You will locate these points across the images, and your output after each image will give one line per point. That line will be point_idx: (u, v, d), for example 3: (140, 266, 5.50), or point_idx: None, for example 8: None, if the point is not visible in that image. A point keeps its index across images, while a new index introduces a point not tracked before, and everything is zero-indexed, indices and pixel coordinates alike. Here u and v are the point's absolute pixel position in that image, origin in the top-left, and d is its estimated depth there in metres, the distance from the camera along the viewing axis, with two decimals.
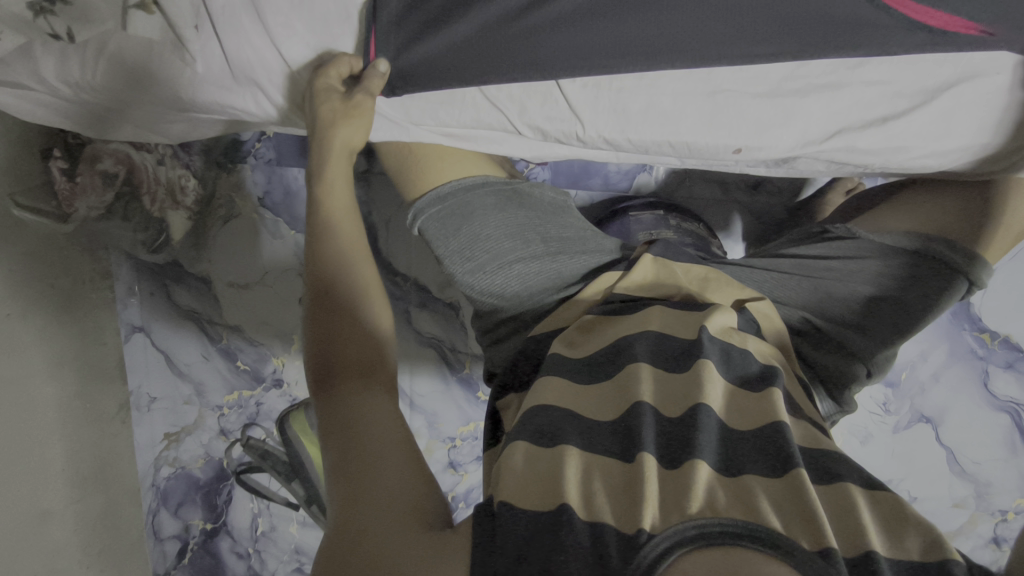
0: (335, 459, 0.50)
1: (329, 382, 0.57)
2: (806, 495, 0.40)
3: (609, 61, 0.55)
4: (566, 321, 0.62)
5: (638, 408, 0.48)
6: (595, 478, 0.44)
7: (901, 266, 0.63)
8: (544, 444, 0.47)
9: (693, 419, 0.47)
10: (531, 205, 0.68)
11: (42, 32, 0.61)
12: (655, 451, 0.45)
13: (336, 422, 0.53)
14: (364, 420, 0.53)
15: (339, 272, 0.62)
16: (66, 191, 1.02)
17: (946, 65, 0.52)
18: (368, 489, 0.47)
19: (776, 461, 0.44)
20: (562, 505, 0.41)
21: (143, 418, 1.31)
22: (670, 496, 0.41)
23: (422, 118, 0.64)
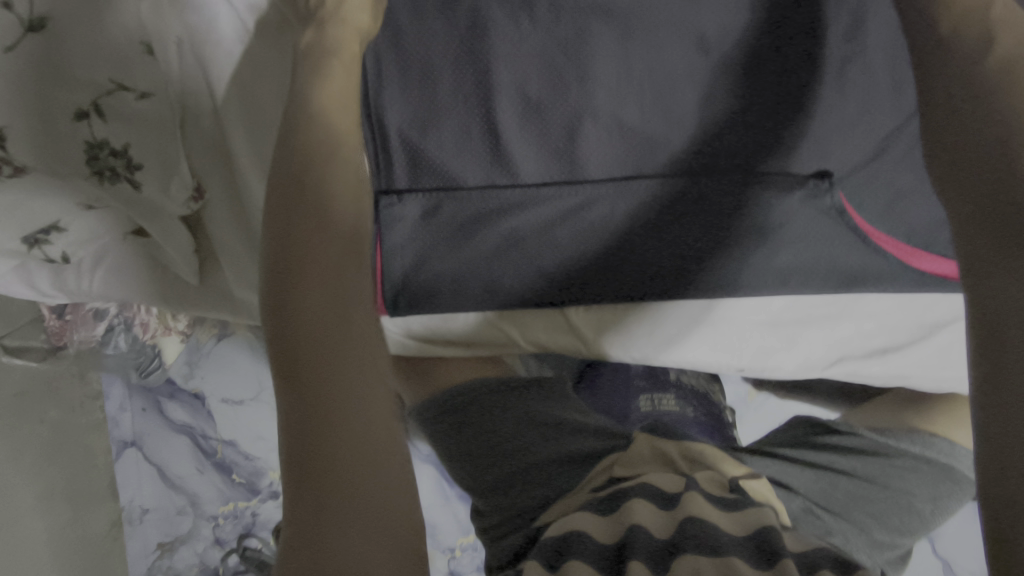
0: (295, 419, 0.36)
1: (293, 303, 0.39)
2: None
3: (619, 287, 0.57)
4: (565, 505, 0.59)
5: (631, 531, 0.49)
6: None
7: (911, 467, 0.64)
8: (546, 559, 0.47)
9: (682, 533, 0.48)
10: (528, 396, 0.74)
11: (37, 258, 0.59)
12: (645, 557, 0.46)
13: (300, 367, 0.38)
14: (336, 379, 0.37)
15: (316, 179, 0.44)
16: (56, 328, 1.02)
17: (945, 303, 0.54)
18: (339, 492, 0.34)
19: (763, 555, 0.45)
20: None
21: (136, 531, 1.23)
22: None
23: (422, 330, 0.63)
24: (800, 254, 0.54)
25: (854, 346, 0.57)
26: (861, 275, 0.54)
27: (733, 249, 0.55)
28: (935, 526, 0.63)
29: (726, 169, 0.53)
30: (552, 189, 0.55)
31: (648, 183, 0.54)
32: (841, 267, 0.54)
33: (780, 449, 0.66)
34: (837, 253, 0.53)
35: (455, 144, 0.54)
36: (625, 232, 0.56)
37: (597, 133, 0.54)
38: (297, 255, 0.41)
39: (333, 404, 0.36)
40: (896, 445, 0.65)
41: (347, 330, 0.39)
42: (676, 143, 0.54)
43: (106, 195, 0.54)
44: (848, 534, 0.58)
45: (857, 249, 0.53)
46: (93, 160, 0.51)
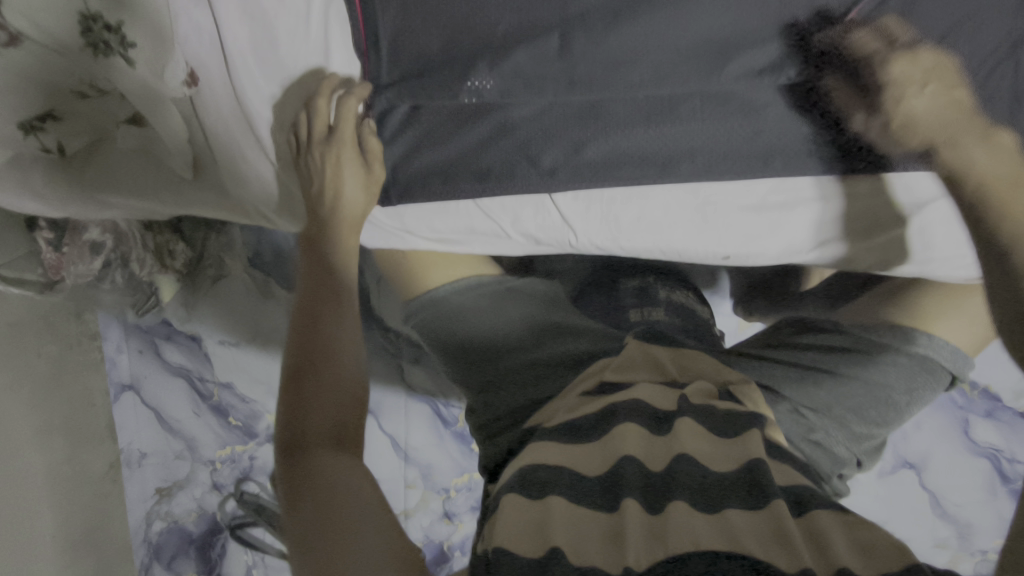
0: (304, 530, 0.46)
1: (300, 452, 0.51)
2: (781, 526, 0.44)
3: (607, 176, 0.58)
4: (555, 405, 0.61)
5: (624, 462, 0.50)
6: (579, 532, 0.46)
7: (891, 361, 0.64)
8: (533, 494, 0.49)
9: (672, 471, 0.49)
10: (520, 300, 0.74)
11: (33, 147, 0.60)
12: (637, 496, 0.48)
13: (307, 495, 0.48)
14: (332, 497, 0.47)
15: (322, 316, 0.59)
16: (53, 260, 0.99)
17: (925, 184, 0.55)
18: (344, 547, 0.43)
19: (753, 497, 0.47)
20: (552, 549, 0.43)
21: (134, 475, 1.26)
22: (648, 533, 0.45)
23: (417, 226, 0.65)
24: (782, 132, 0.55)
25: (837, 233, 0.59)
26: (854, 150, 0.54)
27: (726, 130, 0.55)
28: (908, 416, 0.64)
29: (724, 50, 0.53)
30: (546, 76, 0.55)
31: (644, 65, 0.54)
32: (823, 146, 0.55)
33: (763, 351, 0.68)
34: (822, 132, 0.55)
35: (448, 35, 0.55)
36: (618, 120, 0.56)
37: (597, 15, 0.53)
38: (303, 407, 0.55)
39: (336, 507, 0.46)
40: (878, 340, 0.65)
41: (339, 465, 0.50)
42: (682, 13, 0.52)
43: (104, 75, 0.54)
44: (829, 429, 0.60)
45: (832, 126, 0.54)
46: (87, 32, 0.51)
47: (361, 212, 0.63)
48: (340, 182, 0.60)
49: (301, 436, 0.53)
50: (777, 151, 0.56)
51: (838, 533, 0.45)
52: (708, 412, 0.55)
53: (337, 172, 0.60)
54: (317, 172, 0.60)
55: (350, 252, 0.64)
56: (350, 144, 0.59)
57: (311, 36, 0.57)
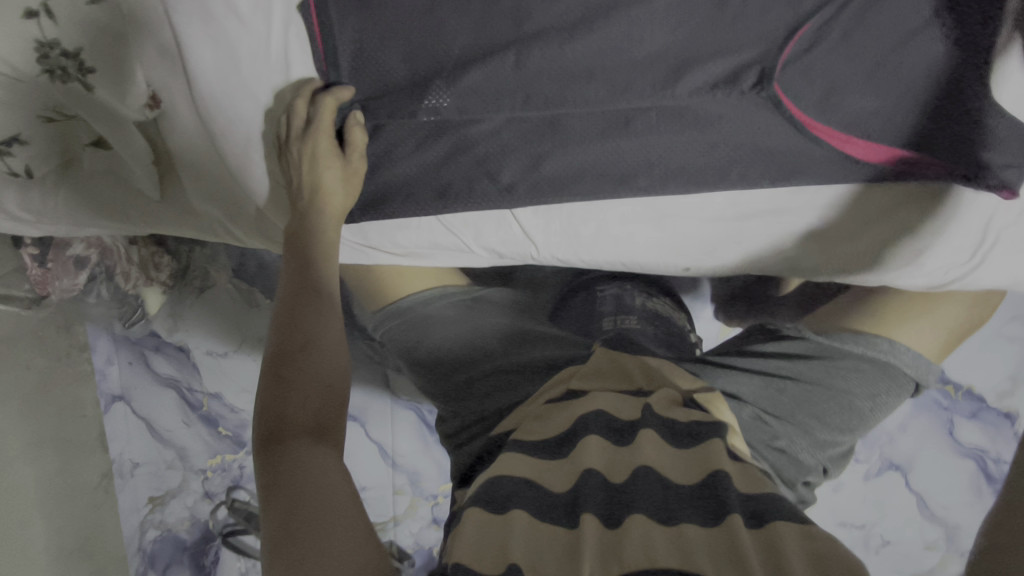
0: (277, 528, 0.43)
1: (278, 445, 0.49)
2: (735, 541, 0.44)
3: (569, 190, 0.58)
4: (521, 415, 0.61)
5: (586, 476, 0.51)
6: (539, 547, 0.46)
7: (854, 368, 0.65)
8: (492, 509, 0.49)
9: (631, 484, 0.50)
10: (487, 309, 0.75)
11: (1, 170, 0.61)
12: (597, 512, 0.48)
13: (282, 491, 0.46)
14: (307, 498, 0.45)
15: (306, 302, 0.56)
16: (38, 276, 1.02)
17: (879, 195, 0.55)
18: (317, 552, 0.41)
19: (711, 510, 0.48)
20: (511, 566, 0.44)
21: (126, 485, 1.26)
22: (604, 550, 0.45)
23: (379, 241, 0.64)
24: (736, 144, 0.55)
25: (795, 240, 0.59)
26: (807, 158, 0.55)
27: (681, 143, 0.56)
28: (873, 422, 0.65)
29: (680, 63, 0.53)
30: (504, 91, 0.55)
31: (598, 81, 0.54)
32: (779, 156, 0.55)
33: (729, 360, 0.68)
34: (778, 143, 0.55)
35: (407, 54, 0.56)
36: (576, 135, 0.57)
37: (551, 31, 0.53)
38: (283, 395, 0.51)
39: (314, 510, 0.44)
40: (840, 347, 0.66)
41: (317, 461, 0.48)
42: (636, 29, 0.53)
43: (65, 99, 0.55)
44: (793, 437, 0.61)
45: (791, 136, 0.54)
46: (44, 58, 0.52)
47: (342, 204, 0.59)
48: (320, 174, 0.57)
49: (279, 429, 0.50)
50: (735, 162, 0.56)
51: (796, 544, 0.45)
52: (671, 426, 0.56)
53: (316, 166, 0.57)
54: (301, 167, 0.58)
55: (331, 242, 0.60)
56: (327, 135, 0.56)
57: (272, 59, 0.57)
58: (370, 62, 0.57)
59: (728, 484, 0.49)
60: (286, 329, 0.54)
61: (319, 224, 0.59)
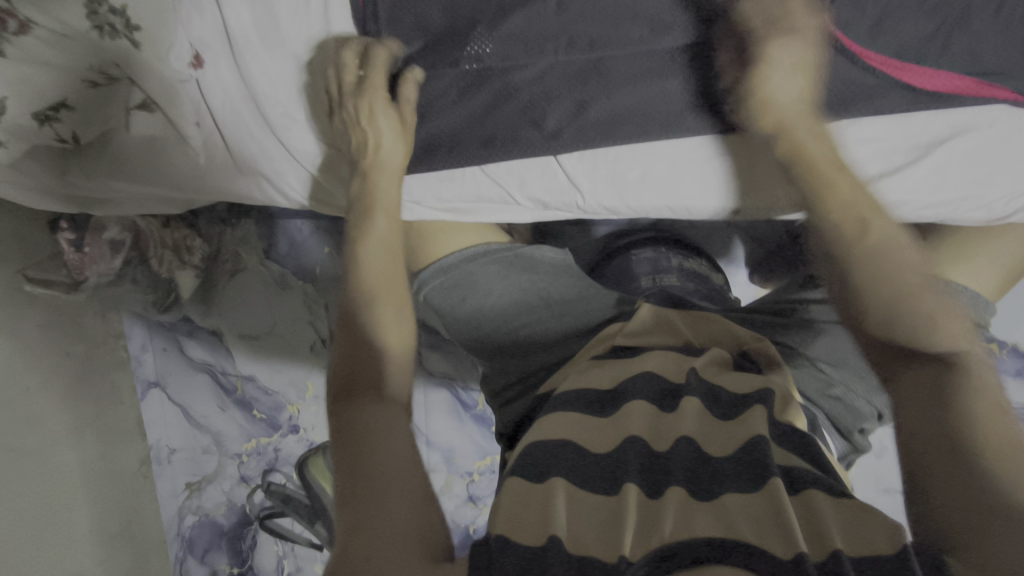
0: (345, 480, 0.45)
1: (347, 402, 0.50)
2: (780, 507, 0.42)
3: (616, 133, 0.57)
4: (566, 374, 0.62)
5: (629, 445, 0.50)
6: (579, 520, 0.44)
7: None
8: (533, 479, 0.47)
9: (673, 453, 0.48)
10: (534, 269, 0.72)
11: (48, 138, 0.61)
12: (638, 481, 0.47)
13: (349, 446, 0.47)
14: (371, 455, 0.46)
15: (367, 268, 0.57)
16: (76, 261, 1.02)
17: (937, 121, 0.54)
18: (377, 513, 0.42)
19: (753, 476, 0.45)
20: (549, 538, 0.42)
21: (164, 471, 1.28)
22: (643, 522, 0.43)
23: (423, 197, 0.64)
24: None
25: None
26: (856, 93, 0.54)
27: (728, 79, 0.55)
28: None
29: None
30: (546, 35, 0.55)
31: (643, 21, 0.54)
32: (832, 94, 0.54)
33: (777, 312, 0.68)
34: (832, 74, 0.53)
35: (447, 3, 0.55)
36: (619, 77, 0.56)
37: None
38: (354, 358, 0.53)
39: (376, 469, 0.45)
40: None
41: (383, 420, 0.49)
42: None
43: (111, 57, 0.55)
44: (847, 384, 0.62)
45: (842, 68, 0.53)
46: (93, 14, 0.52)
47: (397, 154, 0.58)
48: (376, 133, 0.57)
49: (348, 387, 0.51)
50: None
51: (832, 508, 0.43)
52: (713, 393, 0.55)
53: (372, 123, 0.57)
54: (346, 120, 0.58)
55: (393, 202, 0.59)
56: (382, 91, 0.57)
57: (311, 13, 0.58)
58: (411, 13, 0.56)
59: (771, 451, 0.47)
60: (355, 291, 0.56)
61: (380, 198, 0.58)
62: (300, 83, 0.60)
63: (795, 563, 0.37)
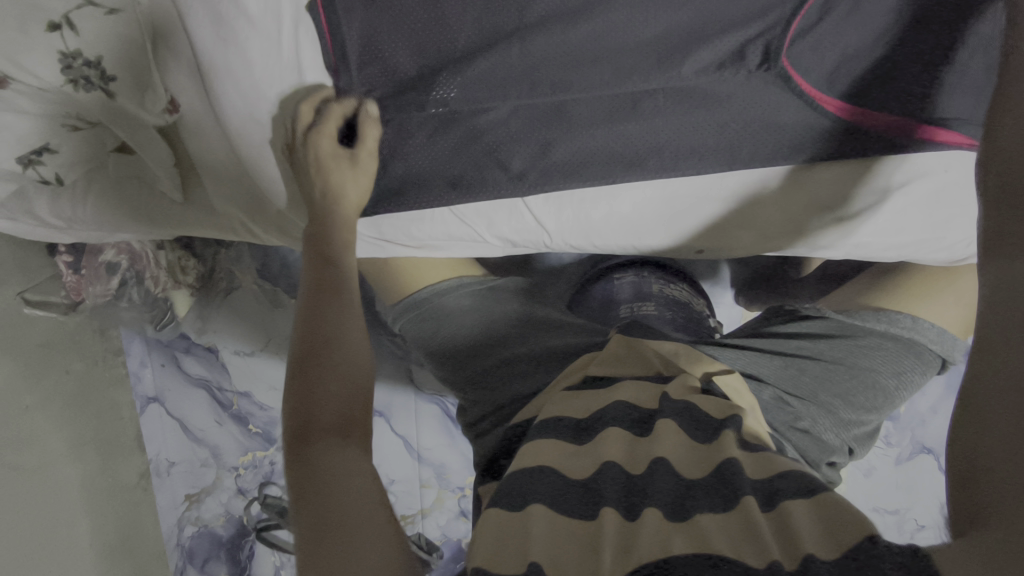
0: (308, 524, 0.44)
1: (308, 447, 0.50)
2: (754, 524, 0.43)
3: (580, 175, 0.58)
4: (538, 406, 0.62)
5: (607, 470, 0.50)
6: (557, 546, 0.45)
7: (877, 346, 0.63)
8: (511, 508, 0.48)
9: (651, 477, 0.49)
10: (501, 298, 0.75)
11: (33, 180, 0.63)
12: (617, 505, 0.48)
13: (313, 491, 0.46)
14: (334, 494, 0.46)
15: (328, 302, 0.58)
16: (73, 283, 1.08)
17: (898, 168, 0.54)
18: (342, 550, 0.42)
19: (724, 493, 0.46)
20: (529, 563, 0.42)
21: (164, 483, 1.30)
22: (622, 541, 0.44)
23: (395, 236, 0.66)
24: (747, 122, 0.55)
25: (809, 218, 0.58)
26: (815, 139, 0.54)
27: (687, 122, 0.55)
28: (899, 400, 0.62)
29: (685, 44, 0.53)
30: (510, 79, 0.56)
31: (604, 64, 0.55)
32: (794, 137, 0.54)
33: (747, 342, 0.66)
34: (790, 119, 0.54)
35: (414, 49, 0.57)
36: (579, 120, 0.57)
37: (552, 19, 0.54)
38: (311, 397, 0.53)
39: (338, 508, 0.45)
40: (859, 325, 0.64)
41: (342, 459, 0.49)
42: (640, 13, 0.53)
43: (85, 106, 0.57)
44: (816, 417, 0.59)
45: (801, 113, 0.53)
46: (68, 69, 0.54)
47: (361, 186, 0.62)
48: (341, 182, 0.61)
49: (310, 434, 0.50)
50: (745, 144, 0.55)
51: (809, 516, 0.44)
52: (688, 411, 0.55)
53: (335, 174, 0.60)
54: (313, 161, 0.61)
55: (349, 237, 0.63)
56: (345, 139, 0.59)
57: (284, 60, 0.59)
58: (380, 58, 0.58)
59: (743, 469, 0.48)
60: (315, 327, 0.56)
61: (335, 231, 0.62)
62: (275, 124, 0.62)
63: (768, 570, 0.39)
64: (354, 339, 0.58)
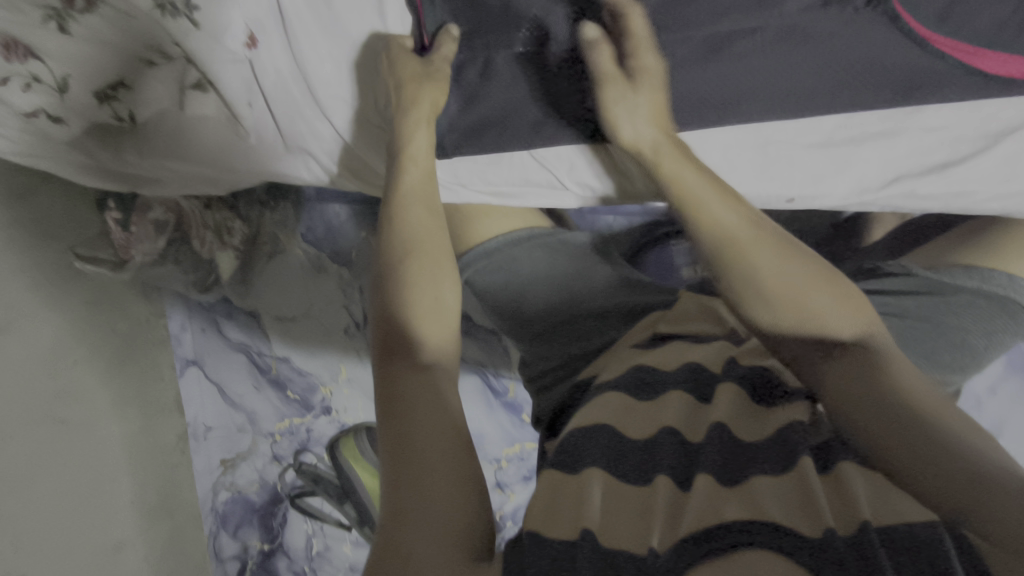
0: (388, 450, 0.46)
1: (391, 371, 0.50)
2: (810, 490, 0.41)
3: (674, 117, 0.57)
4: (606, 362, 0.61)
5: (666, 435, 0.48)
6: (614, 513, 0.42)
7: (967, 304, 0.60)
8: (569, 469, 0.45)
9: (706, 442, 0.47)
10: (575, 254, 0.74)
11: (106, 116, 0.64)
12: (672, 472, 0.45)
13: (394, 419, 0.47)
14: (413, 427, 0.46)
15: (407, 235, 0.57)
16: (122, 241, 1.04)
17: (1009, 110, 0.52)
18: (414, 490, 0.43)
19: (780, 457, 0.44)
20: (582, 531, 0.40)
21: (200, 447, 1.31)
22: (674, 511, 0.42)
23: (470, 179, 0.66)
24: (851, 61, 0.52)
25: (911, 157, 0.57)
26: (918, 81, 0.52)
27: (787, 63, 0.53)
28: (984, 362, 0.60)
29: None
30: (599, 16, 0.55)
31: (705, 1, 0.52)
32: (901, 80, 0.53)
33: None
34: (898, 60, 0.52)
35: None
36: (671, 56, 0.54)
37: None
38: (394, 325, 0.53)
39: (414, 444, 0.45)
40: (948, 282, 0.62)
41: (423, 390, 0.49)
42: None
43: (171, 35, 0.56)
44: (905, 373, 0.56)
45: (909, 53, 0.51)
46: None
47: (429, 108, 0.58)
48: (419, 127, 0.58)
49: (393, 360, 0.51)
50: (846, 85, 0.54)
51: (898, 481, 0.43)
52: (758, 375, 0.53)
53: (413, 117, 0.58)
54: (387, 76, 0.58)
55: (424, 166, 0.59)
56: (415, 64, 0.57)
57: None
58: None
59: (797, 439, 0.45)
60: (397, 256, 0.56)
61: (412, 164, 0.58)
62: (357, 64, 0.61)
63: (825, 538, 0.38)
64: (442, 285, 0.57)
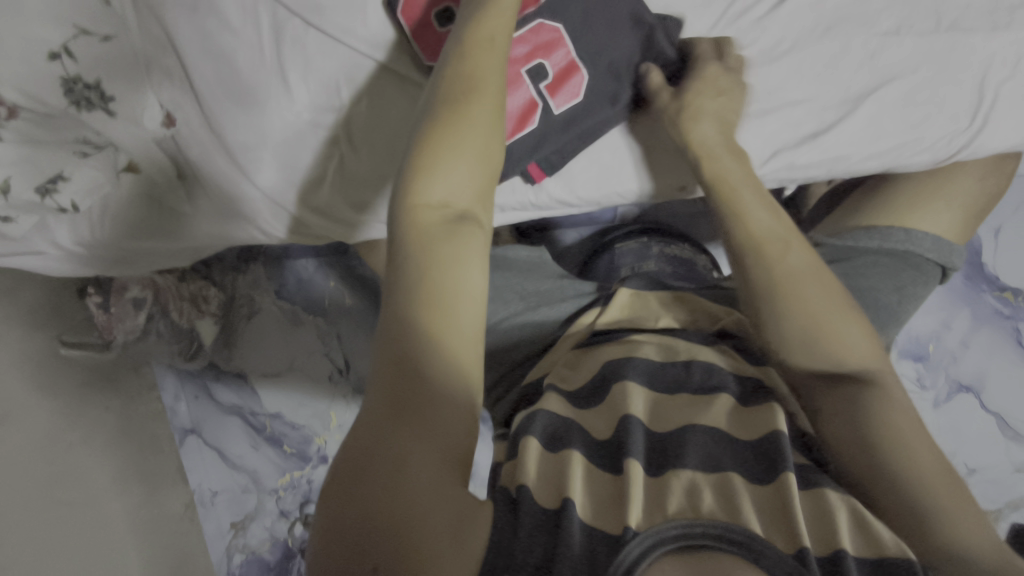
0: (390, 394, 0.42)
1: (407, 258, 0.47)
2: (788, 507, 0.46)
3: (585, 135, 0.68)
4: (548, 365, 0.67)
5: (626, 421, 0.53)
6: (594, 493, 0.48)
7: (873, 264, 0.67)
8: (549, 448, 0.51)
9: (678, 435, 0.52)
10: (510, 266, 0.80)
11: (50, 208, 0.67)
12: (642, 459, 0.50)
13: (415, 363, 0.43)
14: (428, 381, 0.43)
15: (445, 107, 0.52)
16: (104, 321, 1.12)
17: (860, 75, 0.67)
18: (416, 460, 0.41)
19: (770, 466, 0.50)
20: (563, 500, 0.46)
21: (208, 513, 1.25)
22: (651, 498, 0.47)
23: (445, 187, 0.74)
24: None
25: (785, 130, 0.68)
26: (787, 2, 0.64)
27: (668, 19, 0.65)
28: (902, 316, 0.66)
29: None
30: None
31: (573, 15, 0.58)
32: (560, 111, 0.65)
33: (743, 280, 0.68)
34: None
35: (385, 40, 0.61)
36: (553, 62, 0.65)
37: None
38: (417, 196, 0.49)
39: (426, 406, 0.42)
40: (856, 247, 0.68)
41: (440, 314, 0.45)
42: None
43: (91, 127, 0.63)
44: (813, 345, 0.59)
45: None
46: (70, 92, 0.59)
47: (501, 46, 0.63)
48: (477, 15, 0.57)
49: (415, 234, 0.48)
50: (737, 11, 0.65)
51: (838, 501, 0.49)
52: (673, 360, 0.61)
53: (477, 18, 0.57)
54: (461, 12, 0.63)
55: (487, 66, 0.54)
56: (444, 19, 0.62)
57: (268, 63, 0.64)
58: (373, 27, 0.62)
59: (785, 445, 0.51)
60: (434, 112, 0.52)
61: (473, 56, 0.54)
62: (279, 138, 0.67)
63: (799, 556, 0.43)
64: (458, 178, 0.50)
